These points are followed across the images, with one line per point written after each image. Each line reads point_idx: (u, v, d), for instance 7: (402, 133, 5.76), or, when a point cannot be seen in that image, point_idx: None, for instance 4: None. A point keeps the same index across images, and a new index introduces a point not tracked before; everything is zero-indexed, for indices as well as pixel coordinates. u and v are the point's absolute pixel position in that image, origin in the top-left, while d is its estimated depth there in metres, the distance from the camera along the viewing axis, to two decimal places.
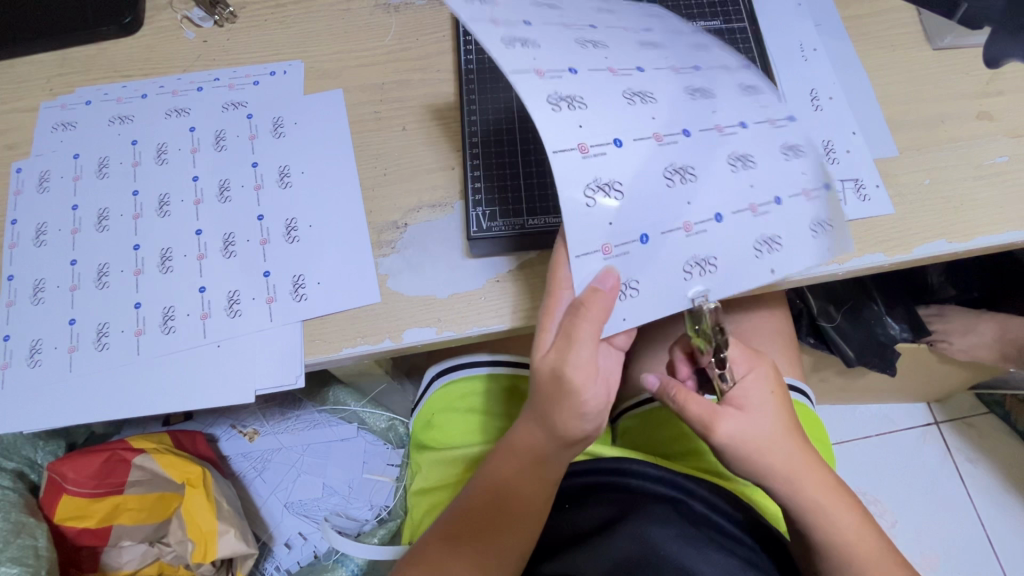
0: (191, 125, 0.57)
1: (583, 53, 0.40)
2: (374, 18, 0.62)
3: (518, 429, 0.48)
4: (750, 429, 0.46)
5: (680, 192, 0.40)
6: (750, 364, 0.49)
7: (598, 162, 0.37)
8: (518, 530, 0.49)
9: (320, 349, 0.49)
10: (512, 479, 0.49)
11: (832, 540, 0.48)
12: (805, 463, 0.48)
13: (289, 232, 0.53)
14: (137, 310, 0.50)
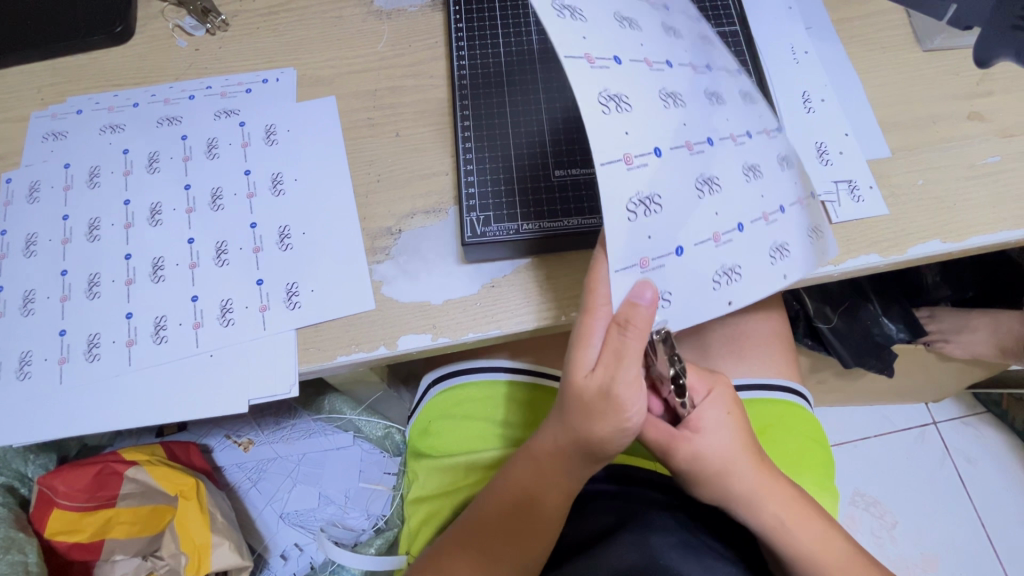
0: (183, 134, 0.57)
1: (620, 38, 0.37)
2: (366, 25, 0.62)
3: (548, 437, 0.46)
4: (708, 454, 0.47)
5: (709, 202, 0.39)
6: (708, 387, 0.49)
7: (640, 177, 0.35)
8: (539, 540, 0.49)
9: (315, 358, 0.48)
10: (536, 487, 0.48)
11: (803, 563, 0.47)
12: (769, 488, 0.48)
13: (283, 240, 0.52)
14: (128, 320, 0.50)
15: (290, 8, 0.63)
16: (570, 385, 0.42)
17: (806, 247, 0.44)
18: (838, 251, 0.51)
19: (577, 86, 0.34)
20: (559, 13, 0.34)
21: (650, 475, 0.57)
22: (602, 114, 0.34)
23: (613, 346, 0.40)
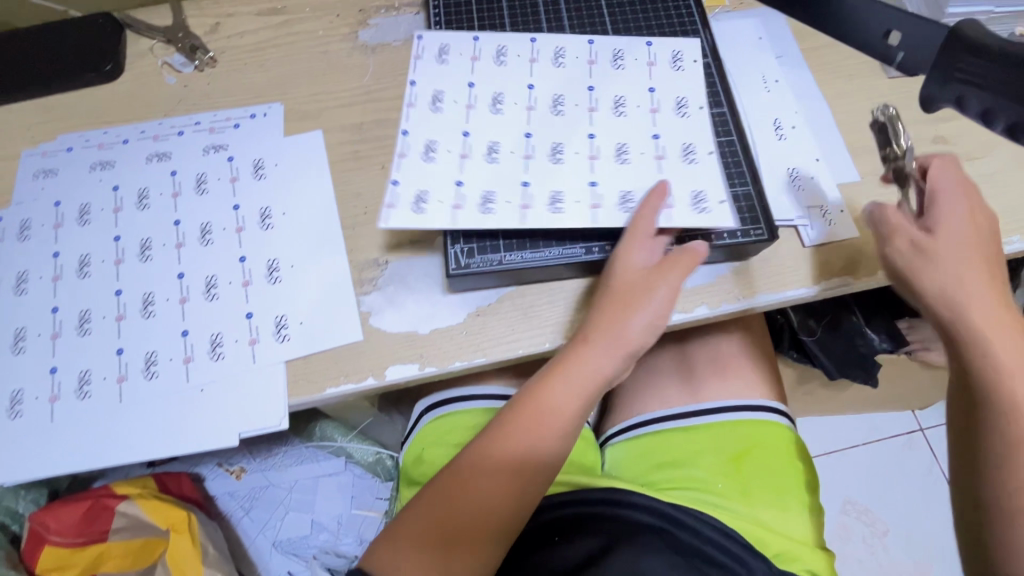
0: (173, 170, 0.58)
1: (467, 86, 0.55)
2: (352, 59, 0.63)
3: (528, 400, 0.50)
4: (985, 318, 0.44)
5: (587, 158, 0.52)
6: (959, 196, 0.47)
7: (499, 205, 0.50)
8: (507, 512, 0.49)
9: (305, 390, 0.49)
10: (511, 458, 0.49)
11: (999, 434, 0.42)
12: (1022, 357, 0.43)
13: (271, 273, 0.53)
14: (119, 356, 0.50)
15: (277, 44, 0.65)
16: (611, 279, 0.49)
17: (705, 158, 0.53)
18: (812, 274, 0.52)
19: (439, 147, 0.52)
20: (430, 148, 0.52)
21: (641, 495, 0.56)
22: (475, 160, 0.52)
23: (622, 285, 0.49)
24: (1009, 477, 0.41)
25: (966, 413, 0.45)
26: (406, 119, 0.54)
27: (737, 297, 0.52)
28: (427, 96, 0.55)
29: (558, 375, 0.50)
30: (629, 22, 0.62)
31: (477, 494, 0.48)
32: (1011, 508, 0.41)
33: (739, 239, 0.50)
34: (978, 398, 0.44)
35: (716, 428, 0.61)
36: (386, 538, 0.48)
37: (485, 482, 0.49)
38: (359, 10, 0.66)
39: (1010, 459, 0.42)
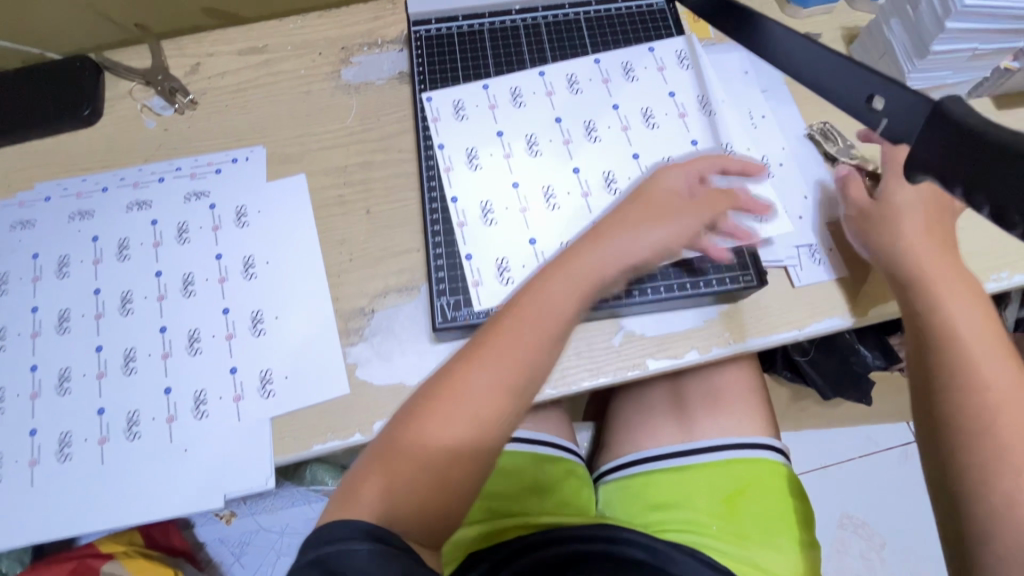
0: (153, 219, 0.57)
1: (478, 139, 0.58)
2: (335, 100, 0.63)
3: (509, 316, 0.44)
4: (937, 278, 0.48)
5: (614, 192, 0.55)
6: (903, 174, 0.51)
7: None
8: (484, 445, 0.42)
9: (291, 447, 0.48)
10: (492, 381, 0.42)
11: (952, 379, 0.46)
12: (976, 318, 0.47)
13: (255, 325, 0.52)
14: (100, 417, 0.49)
15: (259, 84, 0.64)
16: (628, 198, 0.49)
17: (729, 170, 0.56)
18: (802, 316, 0.52)
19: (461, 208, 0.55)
20: (486, 209, 0.55)
21: (639, 535, 0.56)
22: (490, 219, 0.55)
23: (624, 211, 0.48)
24: (976, 421, 0.44)
25: (926, 363, 0.48)
26: (449, 185, 0.56)
27: (728, 340, 0.51)
28: (463, 157, 0.57)
29: (542, 289, 0.45)
30: (610, 44, 0.62)
31: (452, 425, 0.41)
32: (979, 449, 0.43)
33: (727, 286, 0.51)
34: (936, 351, 0.47)
35: (708, 468, 0.61)
36: (347, 497, 0.40)
37: (481, 387, 0.42)
38: (341, 48, 0.65)
39: (971, 401, 0.45)
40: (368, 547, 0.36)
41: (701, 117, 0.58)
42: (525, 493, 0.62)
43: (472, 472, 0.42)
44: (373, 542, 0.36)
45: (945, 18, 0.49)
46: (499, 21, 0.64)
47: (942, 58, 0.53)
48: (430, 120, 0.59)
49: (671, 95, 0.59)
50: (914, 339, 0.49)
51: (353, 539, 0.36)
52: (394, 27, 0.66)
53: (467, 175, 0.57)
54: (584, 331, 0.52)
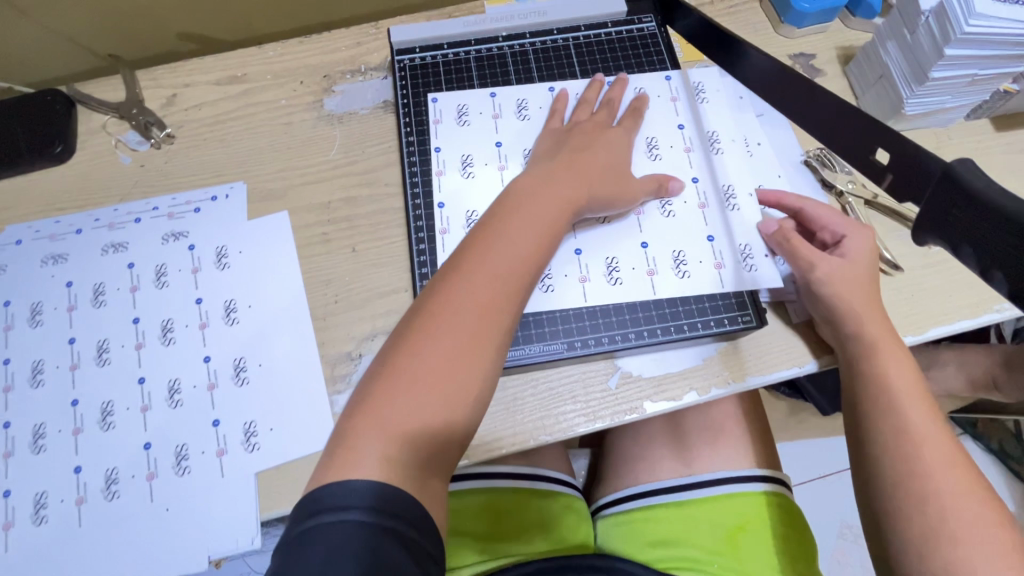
0: (130, 262, 0.55)
1: (471, 142, 0.58)
2: (318, 131, 0.60)
3: (470, 258, 0.45)
4: (880, 337, 0.47)
5: (606, 231, 0.53)
6: (857, 229, 0.51)
7: (558, 279, 0.52)
8: (478, 368, 0.41)
9: (278, 503, 0.47)
10: (468, 303, 0.42)
11: (887, 453, 0.44)
12: (913, 389, 0.46)
13: (238, 373, 0.50)
14: (77, 475, 0.47)
15: (238, 116, 0.62)
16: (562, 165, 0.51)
17: (724, 214, 0.54)
18: (798, 353, 0.50)
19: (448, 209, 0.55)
20: (470, 219, 0.55)
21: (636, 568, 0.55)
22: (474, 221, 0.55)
23: (554, 169, 0.51)
24: (909, 500, 0.42)
25: (859, 435, 0.46)
26: (438, 189, 0.56)
27: (728, 380, 0.49)
28: (457, 161, 0.57)
29: (497, 232, 0.46)
30: (599, 70, 0.61)
31: (432, 369, 0.41)
32: (912, 528, 0.41)
33: (726, 327, 0.50)
34: (871, 424, 0.46)
35: (710, 502, 0.60)
36: (336, 458, 0.38)
37: (442, 343, 0.41)
38: (323, 76, 0.63)
39: (900, 478, 0.43)
40: (360, 518, 0.34)
41: (711, 155, 0.57)
42: (523, 530, 0.61)
43: (471, 409, 0.41)
44: (371, 518, 0.35)
45: (944, 45, 0.48)
46: (485, 49, 0.63)
47: (939, 85, 0.51)
48: (432, 121, 0.59)
49: (681, 127, 0.58)
50: (848, 405, 0.48)
51: (350, 507, 0.35)
52: (377, 52, 0.64)
53: (456, 178, 0.57)
54: (581, 372, 0.50)
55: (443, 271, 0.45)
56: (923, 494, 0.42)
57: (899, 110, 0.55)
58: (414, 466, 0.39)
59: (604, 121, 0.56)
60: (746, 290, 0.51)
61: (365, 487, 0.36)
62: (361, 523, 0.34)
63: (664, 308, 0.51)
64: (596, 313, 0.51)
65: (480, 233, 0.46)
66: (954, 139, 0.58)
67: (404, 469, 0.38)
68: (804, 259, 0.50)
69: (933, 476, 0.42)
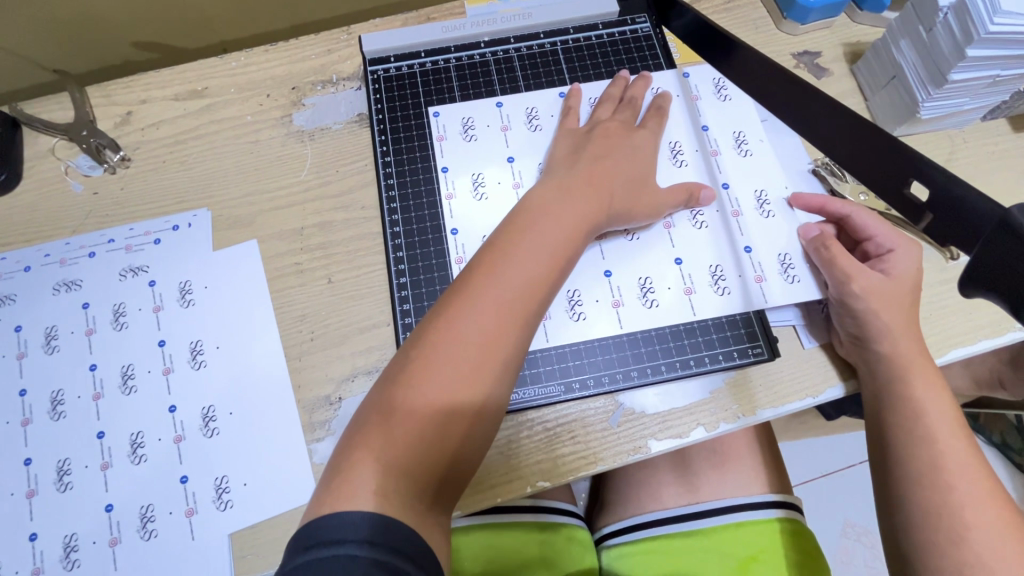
0: (85, 302, 0.50)
1: (481, 161, 0.53)
2: (287, 149, 0.55)
3: (478, 277, 0.40)
4: (911, 361, 0.43)
5: (634, 244, 0.50)
6: (904, 243, 0.46)
7: (589, 305, 0.48)
8: (485, 393, 0.38)
9: (254, 566, 0.43)
10: (476, 332, 0.38)
11: (919, 491, 0.40)
12: (948, 421, 0.41)
13: (207, 424, 0.46)
14: (32, 543, 0.43)
15: (200, 135, 0.56)
16: (576, 170, 0.47)
17: (758, 222, 0.51)
18: (815, 380, 0.47)
19: (462, 237, 0.51)
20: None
21: None
22: None
23: (572, 178, 0.46)
24: (945, 545, 0.38)
25: (887, 471, 0.42)
26: (448, 214, 0.52)
27: (737, 414, 0.45)
28: (467, 182, 0.53)
29: (508, 248, 0.41)
30: (589, 77, 0.57)
31: (437, 401, 0.37)
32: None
33: (735, 360, 0.46)
34: (900, 458, 0.41)
35: (719, 530, 0.56)
36: (326, 500, 0.34)
37: (443, 369, 0.37)
38: (291, 88, 0.58)
39: (934, 520, 0.39)
40: (355, 552, 0.31)
41: (739, 159, 0.53)
42: (527, 565, 0.57)
43: (476, 437, 0.38)
44: (367, 551, 0.31)
45: (966, 44, 0.44)
46: (466, 56, 0.58)
47: (958, 87, 0.48)
48: (436, 139, 0.55)
49: (706, 129, 0.54)
50: (873, 437, 0.44)
51: (346, 542, 0.31)
52: (349, 60, 0.59)
53: (468, 201, 0.52)
54: (579, 410, 0.46)
55: (450, 289, 0.41)
56: (961, 540, 0.37)
57: (913, 114, 0.51)
58: (411, 511, 0.35)
59: (627, 122, 0.51)
60: (753, 310, 0.48)
61: (361, 520, 0.32)
62: (355, 556, 0.31)
63: (667, 339, 0.47)
64: (595, 350, 0.47)
65: (489, 249, 0.42)
66: (970, 142, 0.54)
67: (403, 508, 0.34)
68: (842, 271, 0.45)
69: (969, 519, 0.38)
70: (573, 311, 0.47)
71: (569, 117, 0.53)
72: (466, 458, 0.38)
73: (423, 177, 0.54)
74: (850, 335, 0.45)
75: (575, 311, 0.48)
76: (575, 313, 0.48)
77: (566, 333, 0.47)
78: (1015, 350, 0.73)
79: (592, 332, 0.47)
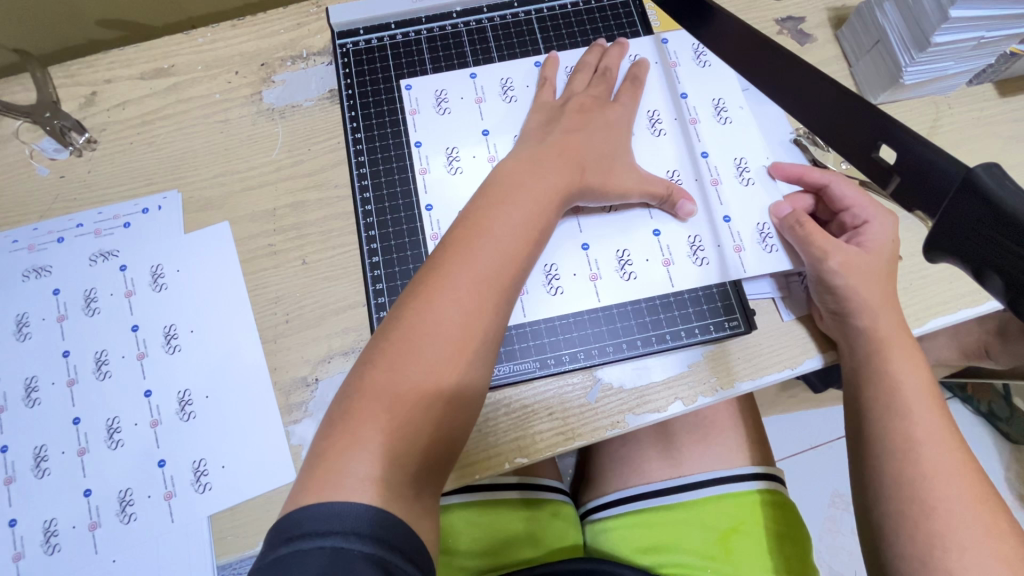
0: (55, 289, 0.49)
1: (454, 135, 0.52)
2: (257, 128, 0.54)
3: (451, 258, 0.39)
4: (889, 333, 0.43)
5: (611, 217, 0.49)
6: (879, 214, 0.46)
7: (567, 279, 0.47)
8: (466, 372, 0.37)
9: (234, 547, 0.43)
10: (454, 312, 0.38)
11: (893, 463, 0.40)
12: (925, 392, 0.41)
13: (183, 408, 0.46)
14: (12, 529, 0.43)
15: (167, 115, 0.55)
16: (548, 146, 0.46)
17: (737, 191, 0.50)
18: (793, 351, 0.46)
19: (438, 213, 0.50)
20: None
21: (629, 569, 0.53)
22: None
23: (542, 153, 0.45)
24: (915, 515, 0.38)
25: (863, 441, 0.42)
26: (422, 191, 0.51)
27: (715, 388, 0.45)
28: (441, 157, 0.52)
29: (482, 226, 0.41)
30: (565, 47, 0.55)
31: (416, 384, 0.36)
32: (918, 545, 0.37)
33: (712, 334, 0.46)
34: (876, 430, 0.41)
35: (703, 503, 0.57)
36: (310, 488, 0.33)
37: (419, 351, 0.37)
38: (260, 64, 0.56)
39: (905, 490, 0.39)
40: (365, 549, 0.31)
41: (719, 127, 0.52)
42: (517, 541, 0.58)
43: (459, 415, 0.38)
44: (376, 549, 0.31)
45: (949, 5, 0.42)
46: (437, 27, 0.56)
47: (942, 51, 0.46)
48: (408, 112, 0.53)
49: (685, 97, 0.52)
50: (849, 409, 0.44)
51: (331, 534, 0.31)
52: (319, 34, 0.57)
53: (442, 176, 0.51)
54: (556, 386, 0.46)
55: (422, 272, 0.40)
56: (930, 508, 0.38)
57: (897, 80, 0.50)
58: (399, 502, 0.34)
59: (601, 95, 0.50)
60: (729, 281, 0.47)
61: (342, 511, 0.32)
62: (367, 554, 0.31)
63: (644, 313, 0.47)
64: (571, 326, 0.47)
65: (461, 229, 0.41)
66: (955, 108, 0.53)
67: (390, 493, 0.34)
68: (818, 249, 0.45)
69: (940, 489, 0.38)
70: (548, 284, 0.47)
71: (544, 90, 0.51)
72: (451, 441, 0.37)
73: (396, 153, 0.52)
74: (828, 312, 0.45)
75: (550, 284, 0.47)
76: (551, 287, 0.47)
77: (543, 308, 0.47)
78: (1001, 320, 0.73)
79: (568, 306, 0.47)
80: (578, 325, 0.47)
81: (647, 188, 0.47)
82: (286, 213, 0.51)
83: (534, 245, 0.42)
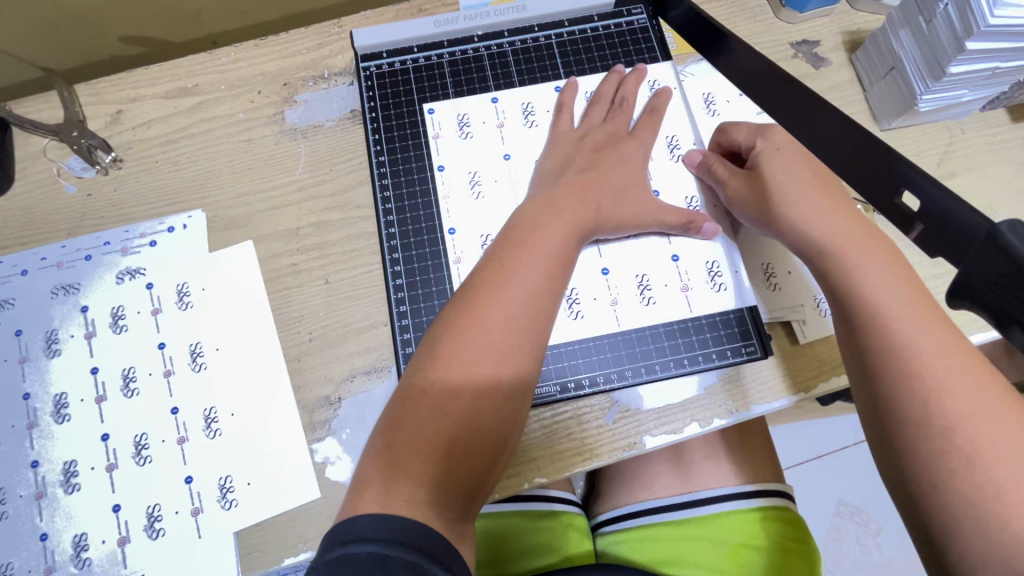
0: (84, 306, 0.50)
1: (476, 158, 0.53)
2: (280, 147, 0.55)
3: (484, 293, 0.42)
4: (835, 236, 0.43)
5: (629, 243, 0.49)
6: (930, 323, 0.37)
7: (587, 303, 0.48)
8: (496, 402, 0.40)
9: (259, 562, 0.44)
10: (488, 344, 0.40)
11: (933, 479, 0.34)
12: (901, 290, 0.39)
13: (210, 426, 0.47)
14: (43, 543, 0.45)
15: (192, 133, 0.56)
16: (570, 181, 0.48)
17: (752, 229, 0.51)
18: (807, 375, 0.47)
19: (460, 236, 0.51)
20: (486, 244, 0.51)
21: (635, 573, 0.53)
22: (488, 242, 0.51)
23: (563, 189, 0.47)
24: (952, 501, 0.33)
25: (876, 418, 0.37)
26: (444, 214, 0.52)
27: (731, 409, 0.46)
28: (463, 181, 0.53)
29: (510, 265, 0.43)
30: (585, 72, 0.56)
31: (449, 411, 0.39)
32: (952, 527, 0.33)
33: (729, 359, 0.47)
34: (880, 389, 0.37)
35: (714, 518, 0.58)
36: (352, 511, 0.36)
37: (454, 379, 0.39)
38: (283, 84, 0.57)
39: (937, 456, 0.34)
40: (408, 557, 0.32)
41: None
42: (543, 542, 0.60)
43: (493, 441, 0.39)
44: (418, 558, 0.32)
45: (966, 37, 0.43)
46: (459, 51, 0.57)
47: (958, 80, 0.47)
48: (431, 136, 0.54)
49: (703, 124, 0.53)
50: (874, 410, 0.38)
51: (376, 539, 0.32)
52: (340, 55, 0.58)
53: (464, 199, 0.52)
54: (575, 407, 0.47)
55: (456, 304, 0.43)
56: (961, 458, 0.33)
57: (911, 106, 0.51)
58: (439, 522, 0.36)
59: (617, 130, 0.52)
60: (746, 307, 0.48)
61: (387, 521, 0.34)
62: (409, 561, 0.32)
63: (662, 337, 0.48)
64: (590, 350, 0.47)
65: (487, 260, 0.44)
66: (969, 133, 0.54)
67: (430, 514, 0.35)
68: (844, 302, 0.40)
69: (964, 428, 0.34)
70: (570, 306, 0.48)
71: (562, 117, 0.53)
72: (481, 458, 0.39)
73: (419, 174, 0.53)
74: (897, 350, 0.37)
75: (572, 307, 0.48)
76: (573, 310, 0.48)
77: (563, 330, 0.48)
78: None
79: (588, 327, 0.48)
80: (599, 349, 0.47)
81: (665, 219, 0.48)
82: (308, 232, 0.52)
83: (560, 280, 0.44)
